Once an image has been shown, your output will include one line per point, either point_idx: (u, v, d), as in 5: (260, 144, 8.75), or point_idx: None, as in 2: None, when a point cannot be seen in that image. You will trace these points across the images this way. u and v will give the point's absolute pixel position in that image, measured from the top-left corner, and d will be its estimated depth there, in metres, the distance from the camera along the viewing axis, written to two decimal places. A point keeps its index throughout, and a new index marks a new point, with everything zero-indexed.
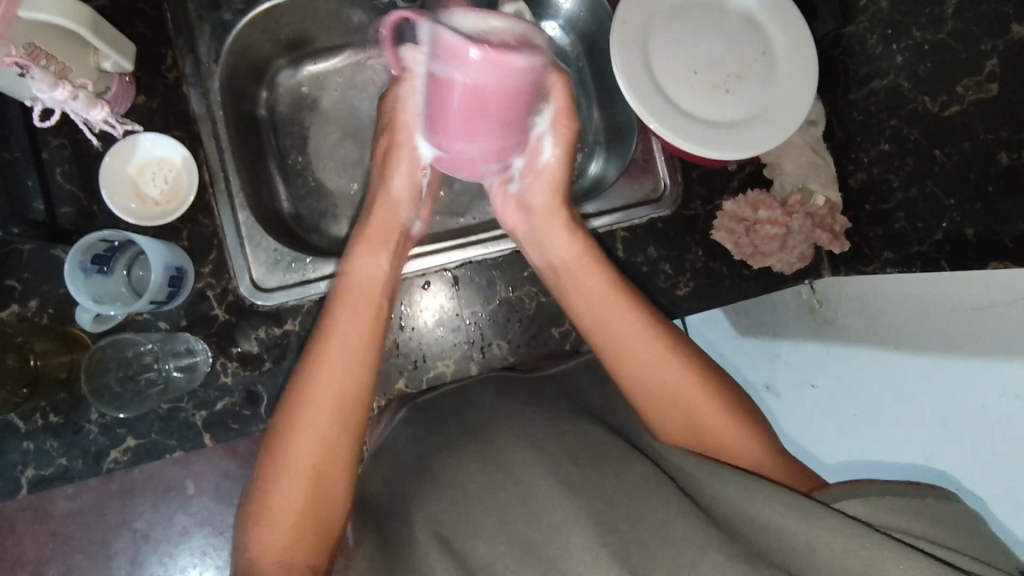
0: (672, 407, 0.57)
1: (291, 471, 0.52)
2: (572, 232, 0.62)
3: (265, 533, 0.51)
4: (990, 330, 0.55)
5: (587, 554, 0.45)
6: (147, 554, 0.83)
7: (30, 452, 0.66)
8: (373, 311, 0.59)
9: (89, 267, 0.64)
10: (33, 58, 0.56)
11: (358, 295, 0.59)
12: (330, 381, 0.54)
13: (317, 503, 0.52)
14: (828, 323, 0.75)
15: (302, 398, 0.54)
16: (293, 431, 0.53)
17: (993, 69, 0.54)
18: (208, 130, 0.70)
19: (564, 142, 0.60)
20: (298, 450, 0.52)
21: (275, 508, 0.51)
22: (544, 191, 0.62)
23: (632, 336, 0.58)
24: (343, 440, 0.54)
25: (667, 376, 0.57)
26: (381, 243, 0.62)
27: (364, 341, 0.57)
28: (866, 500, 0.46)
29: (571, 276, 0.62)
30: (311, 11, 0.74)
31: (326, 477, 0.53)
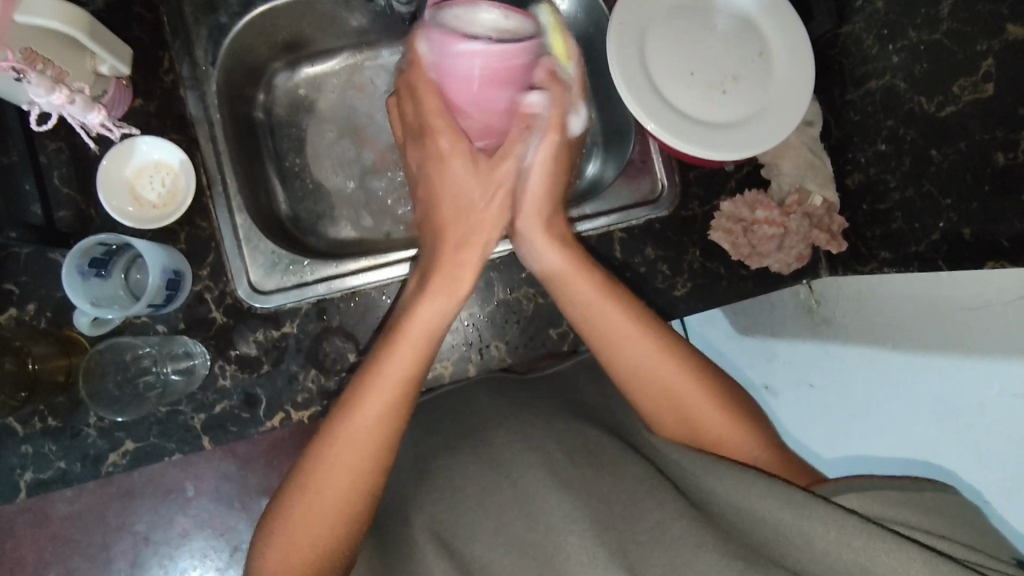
0: (667, 405, 0.56)
1: (313, 508, 0.50)
2: (559, 246, 0.60)
3: (276, 556, 0.50)
4: (986, 329, 0.55)
5: (584, 554, 0.45)
6: (148, 557, 0.83)
7: (29, 455, 0.66)
8: (426, 365, 0.55)
9: (87, 270, 0.64)
10: (29, 63, 0.55)
11: (413, 345, 0.55)
12: (372, 430, 0.52)
13: (334, 543, 0.51)
14: (823, 323, 0.75)
15: (342, 438, 0.52)
16: (327, 471, 0.51)
17: (989, 69, 0.54)
18: (205, 132, 0.70)
19: (548, 148, 0.58)
20: (325, 489, 0.51)
21: (292, 537, 0.50)
22: (529, 198, 0.60)
23: (626, 336, 0.57)
24: (373, 487, 0.52)
25: (663, 377, 0.56)
26: (445, 289, 0.58)
27: (410, 395, 0.54)
28: (862, 494, 0.47)
29: (564, 289, 0.60)
30: (308, 13, 0.74)
31: (347, 519, 0.51)
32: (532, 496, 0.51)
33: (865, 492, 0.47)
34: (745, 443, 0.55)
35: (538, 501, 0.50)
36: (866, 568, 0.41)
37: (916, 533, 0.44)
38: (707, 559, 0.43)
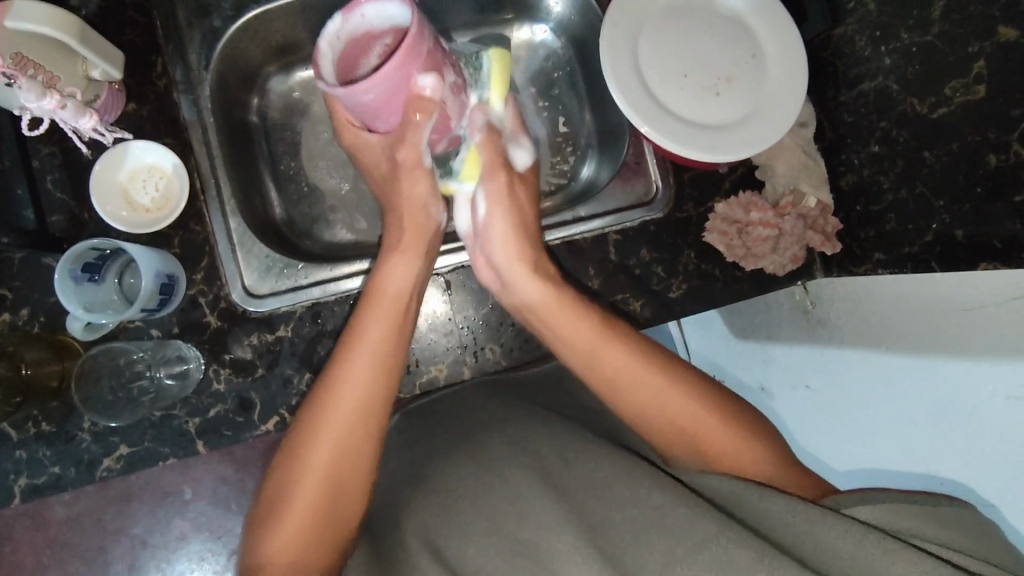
0: (662, 425, 0.56)
1: (308, 475, 0.52)
2: (538, 280, 0.61)
3: (279, 527, 0.51)
4: (981, 329, 0.55)
5: (577, 555, 0.46)
6: (145, 559, 0.83)
7: (23, 461, 0.66)
8: (399, 321, 0.58)
9: (80, 275, 0.64)
10: (19, 68, 0.57)
11: (384, 303, 0.58)
12: (352, 387, 0.54)
13: (334, 504, 0.52)
14: (818, 324, 0.74)
15: (325, 401, 0.54)
16: (314, 434, 0.53)
17: (981, 71, 0.54)
18: (199, 137, 0.69)
19: (501, 193, 0.64)
20: (317, 454, 0.52)
21: (291, 505, 0.51)
22: (501, 250, 0.63)
23: (614, 357, 0.57)
24: (364, 444, 0.54)
25: (640, 384, 0.56)
26: (410, 250, 0.62)
27: (387, 348, 0.57)
28: (871, 505, 0.47)
29: (544, 318, 0.61)
30: (302, 16, 0.73)
31: (342, 482, 0.53)
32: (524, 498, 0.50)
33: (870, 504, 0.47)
34: (742, 452, 0.54)
35: (531, 504, 0.50)
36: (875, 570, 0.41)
37: (927, 543, 0.44)
38: (714, 551, 0.43)
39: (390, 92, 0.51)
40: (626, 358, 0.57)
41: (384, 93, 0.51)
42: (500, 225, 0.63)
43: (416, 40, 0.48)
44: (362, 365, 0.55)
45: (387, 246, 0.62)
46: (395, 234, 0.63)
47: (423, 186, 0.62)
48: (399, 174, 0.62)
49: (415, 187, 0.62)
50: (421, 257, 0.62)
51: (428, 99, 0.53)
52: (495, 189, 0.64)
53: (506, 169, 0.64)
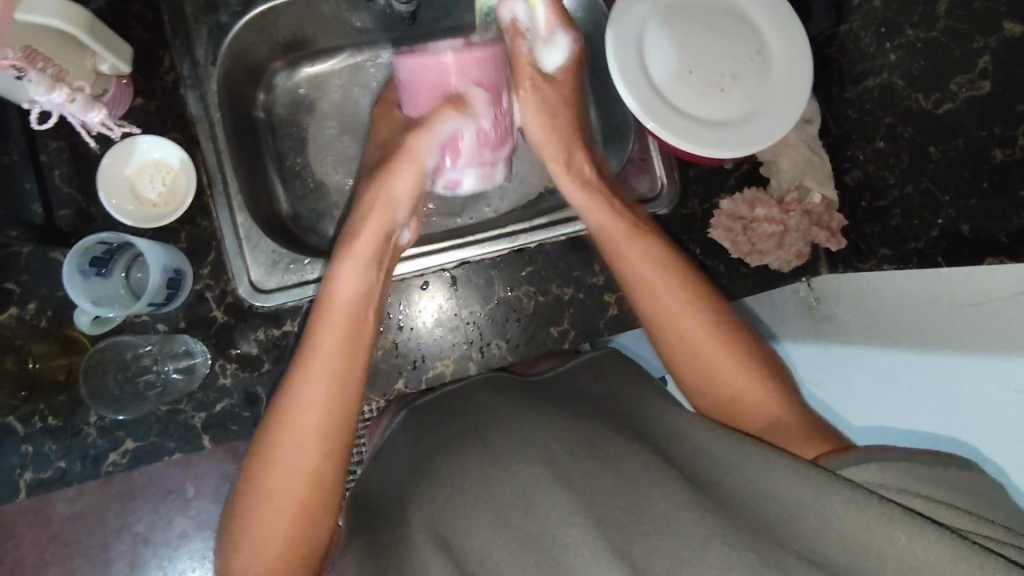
0: (693, 358, 0.59)
1: (272, 501, 0.52)
2: (606, 205, 0.66)
3: (248, 555, 0.51)
4: (988, 324, 0.55)
5: (586, 548, 0.45)
6: (147, 558, 0.83)
7: (29, 455, 0.66)
8: (354, 331, 0.58)
9: (88, 269, 0.64)
10: (30, 61, 0.55)
11: (336, 312, 0.58)
12: (310, 407, 0.54)
13: (304, 527, 0.52)
14: (824, 319, 0.75)
15: (282, 425, 0.53)
16: (274, 455, 0.53)
17: (986, 66, 0.55)
18: (206, 132, 0.70)
19: (536, 94, 0.70)
20: (277, 479, 0.52)
21: (257, 534, 0.51)
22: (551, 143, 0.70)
23: (662, 292, 0.60)
24: (327, 466, 0.53)
25: (688, 324, 0.59)
26: (363, 255, 0.62)
27: (345, 359, 0.56)
28: (882, 465, 0.46)
29: (609, 244, 0.64)
30: (308, 12, 0.74)
31: (308, 503, 0.53)
32: (531, 490, 0.50)
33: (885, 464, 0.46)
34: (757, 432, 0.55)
35: (537, 498, 0.50)
36: (883, 552, 0.41)
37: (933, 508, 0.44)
38: (716, 550, 0.42)
39: (436, 82, 0.65)
40: (665, 282, 0.60)
41: (423, 81, 0.66)
42: (541, 124, 0.70)
43: (476, 58, 0.64)
44: (317, 384, 0.54)
45: (338, 252, 0.63)
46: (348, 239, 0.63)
47: (411, 183, 0.67)
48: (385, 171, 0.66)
49: (408, 184, 0.66)
50: (376, 260, 0.63)
51: (465, 101, 0.64)
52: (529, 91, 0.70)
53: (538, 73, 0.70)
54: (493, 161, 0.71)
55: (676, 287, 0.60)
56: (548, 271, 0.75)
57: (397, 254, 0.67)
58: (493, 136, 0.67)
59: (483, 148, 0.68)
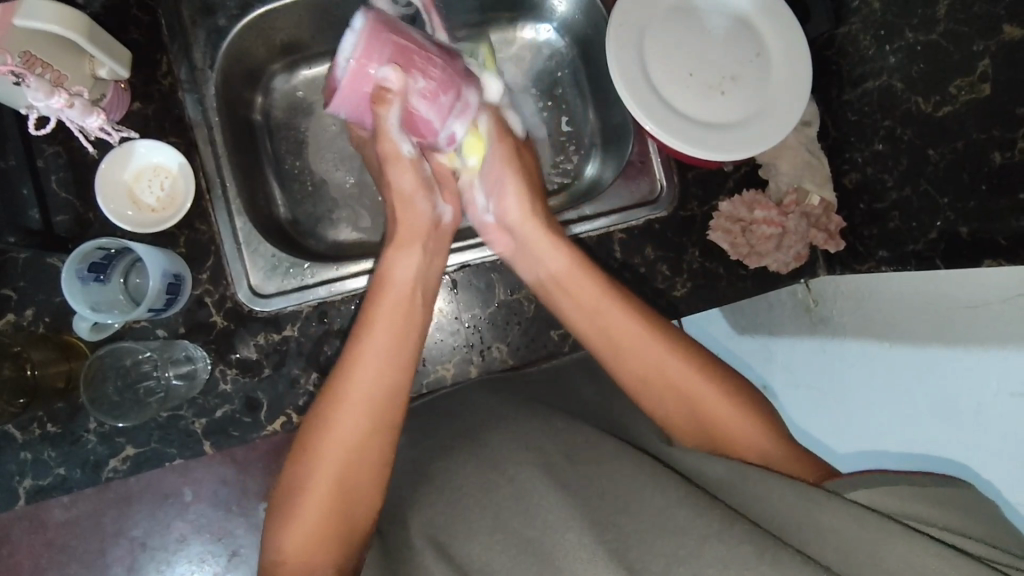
0: (672, 387, 0.59)
1: (321, 478, 0.52)
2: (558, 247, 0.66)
3: (292, 532, 0.51)
4: (984, 328, 0.56)
5: (584, 550, 0.45)
6: (145, 562, 0.81)
7: (28, 461, 0.66)
8: (404, 320, 0.60)
9: (86, 275, 0.63)
10: (28, 67, 0.56)
11: (390, 299, 0.60)
12: (365, 385, 0.55)
13: (344, 508, 0.52)
14: (819, 322, 0.75)
15: (336, 401, 0.55)
16: (324, 433, 0.54)
17: (985, 69, 0.55)
18: (204, 135, 0.69)
19: (502, 157, 0.69)
20: (329, 455, 0.53)
21: (303, 506, 0.52)
22: (515, 204, 0.68)
23: (633, 339, 0.60)
24: (371, 444, 0.54)
25: (656, 357, 0.59)
26: (409, 244, 0.64)
27: (395, 348, 0.58)
28: (872, 488, 0.46)
29: (563, 289, 0.65)
30: (306, 15, 0.73)
31: (355, 481, 0.53)
32: (531, 492, 0.51)
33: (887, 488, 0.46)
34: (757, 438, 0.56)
35: (537, 502, 0.50)
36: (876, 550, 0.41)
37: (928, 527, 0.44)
38: (718, 548, 0.42)
39: (364, 94, 0.58)
40: (617, 316, 0.61)
41: (359, 107, 0.60)
42: (507, 187, 0.69)
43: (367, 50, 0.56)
44: (373, 364, 0.56)
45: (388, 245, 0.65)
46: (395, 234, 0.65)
47: (421, 181, 0.66)
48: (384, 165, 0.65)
49: (402, 179, 0.65)
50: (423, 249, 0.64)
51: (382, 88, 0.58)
52: (495, 155, 0.69)
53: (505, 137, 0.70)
54: (461, 98, 0.63)
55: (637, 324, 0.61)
56: None
57: (443, 238, 0.67)
58: (426, 94, 0.60)
59: (432, 90, 0.60)
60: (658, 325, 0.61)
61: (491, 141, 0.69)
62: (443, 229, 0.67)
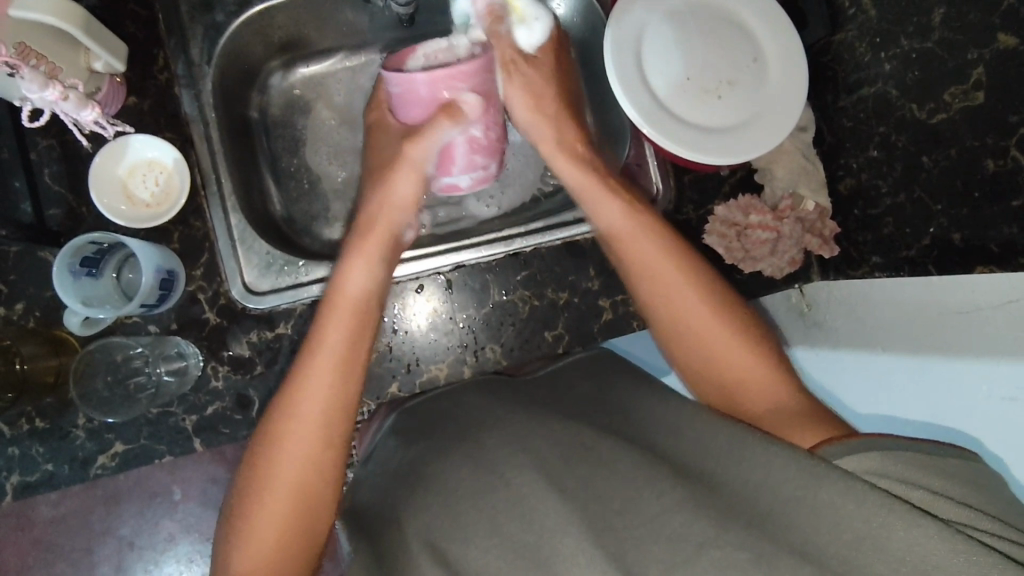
0: (704, 348, 0.58)
1: (273, 496, 0.52)
2: (659, 241, 0.62)
3: (246, 550, 0.51)
4: (976, 337, 0.56)
5: (580, 555, 0.45)
6: (132, 561, 0.81)
7: (15, 457, 0.65)
8: (359, 328, 0.59)
9: (78, 269, 0.63)
10: (22, 58, 0.55)
11: (344, 309, 0.59)
12: (318, 396, 0.54)
13: (300, 522, 0.52)
14: (816, 324, 0.76)
15: (287, 417, 0.54)
16: (276, 450, 0.53)
17: (979, 77, 0.56)
18: (199, 131, 0.69)
19: (520, 79, 0.68)
20: (282, 474, 0.52)
21: (256, 525, 0.51)
22: (561, 152, 0.68)
23: (662, 295, 0.60)
24: (325, 457, 0.54)
25: (691, 302, 0.59)
26: (370, 255, 0.63)
27: (349, 355, 0.57)
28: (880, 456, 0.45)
29: (624, 249, 0.63)
30: (305, 13, 0.73)
31: (309, 494, 0.53)
32: (526, 497, 0.50)
33: (892, 463, 0.45)
34: None
35: (529, 500, 0.50)
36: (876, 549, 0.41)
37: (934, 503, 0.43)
38: (711, 555, 0.42)
39: (433, 92, 0.61)
40: (671, 275, 0.60)
41: (421, 98, 0.62)
42: (520, 99, 0.69)
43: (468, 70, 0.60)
44: (323, 376, 0.55)
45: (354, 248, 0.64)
46: (360, 234, 0.65)
47: (412, 186, 0.66)
48: (390, 170, 0.66)
49: (407, 189, 0.66)
50: (383, 260, 0.64)
51: (458, 109, 0.61)
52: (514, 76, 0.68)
53: (523, 61, 0.69)
54: (487, 168, 0.68)
55: (681, 266, 0.60)
56: (543, 275, 0.75)
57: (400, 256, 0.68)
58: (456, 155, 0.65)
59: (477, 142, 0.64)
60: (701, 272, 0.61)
61: (503, 68, 0.68)
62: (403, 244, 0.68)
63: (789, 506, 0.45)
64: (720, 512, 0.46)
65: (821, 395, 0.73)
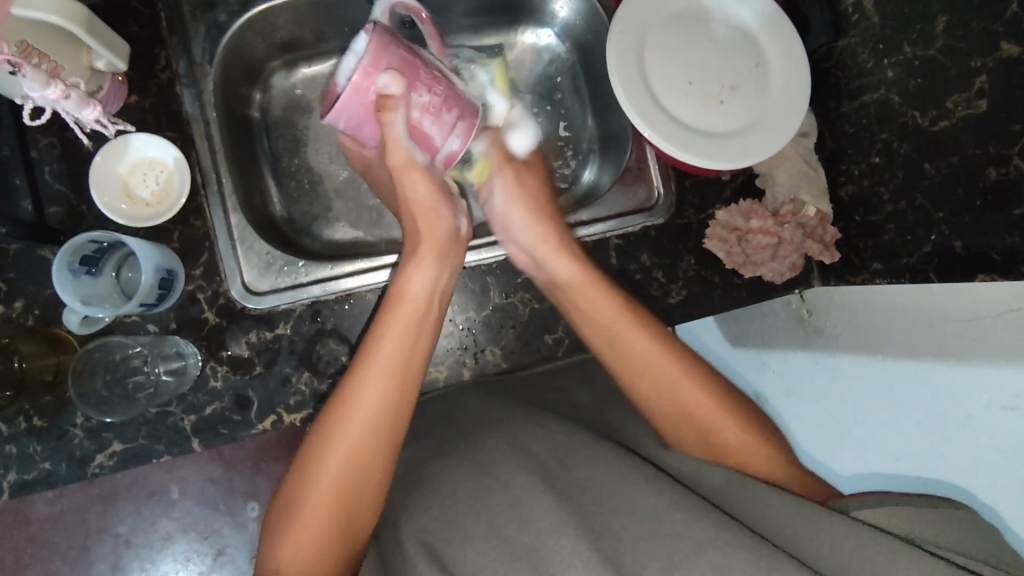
0: (666, 399, 0.58)
1: (320, 494, 0.51)
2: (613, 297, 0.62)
3: (290, 547, 0.50)
4: (975, 343, 0.54)
5: (577, 558, 0.45)
6: (128, 560, 0.81)
7: (13, 455, 0.65)
8: (416, 329, 0.59)
9: (78, 268, 0.63)
10: (24, 56, 0.54)
11: (402, 310, 0.59)
12: (371, 397, 0.54)
13: (344, 521, 0.52)
14: (816, 330, 0.73)
15: (342, 416, 0.53)
16: (327, 449, 0.52)
17: (982, 85, 0.55)
18: (201, 131, 0.69)
19: (507, 182, 0.67)
20: (330, 472, 0.52)
21: (302, 522, 0.51)
22: (529, 236, 0.66)
23: (626, 333, 0.60)
24: (376, 458, 0.53)
25: (649, 343, 0.59)
26: (428, 258, 0.62)
27: (403, 358, 0.56)
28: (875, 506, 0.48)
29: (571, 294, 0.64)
30: (307, 13, 0.73)
31: (358, 495, 0.53)
32: (525, 501, 0.50)
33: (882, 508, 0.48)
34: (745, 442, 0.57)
35: (527, 502, 0.50)
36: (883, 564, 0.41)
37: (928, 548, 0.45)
38: (711, 558, 0.42)
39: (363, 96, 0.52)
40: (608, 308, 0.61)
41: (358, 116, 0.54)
42: (513, 209, 0.67)
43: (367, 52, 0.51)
44: (380, 377, 0.55)
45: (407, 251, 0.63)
46: (412, 238, 0.64)
47: (431, 183, 0.61)
48: (398, 176, 0.61)
49: (418, 190, 0.62)
50: (442, 262, 0.63)
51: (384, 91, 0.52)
52: (500, 181, 0.68)
53: (508, 162, 0.68)
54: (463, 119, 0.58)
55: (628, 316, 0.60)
56: None
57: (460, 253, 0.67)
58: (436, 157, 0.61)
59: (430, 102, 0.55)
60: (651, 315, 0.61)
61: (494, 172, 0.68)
62: (461, 239, 0.66)
63: None
64: (721, 517, 0.46)
65: (809, 405, 0.71)
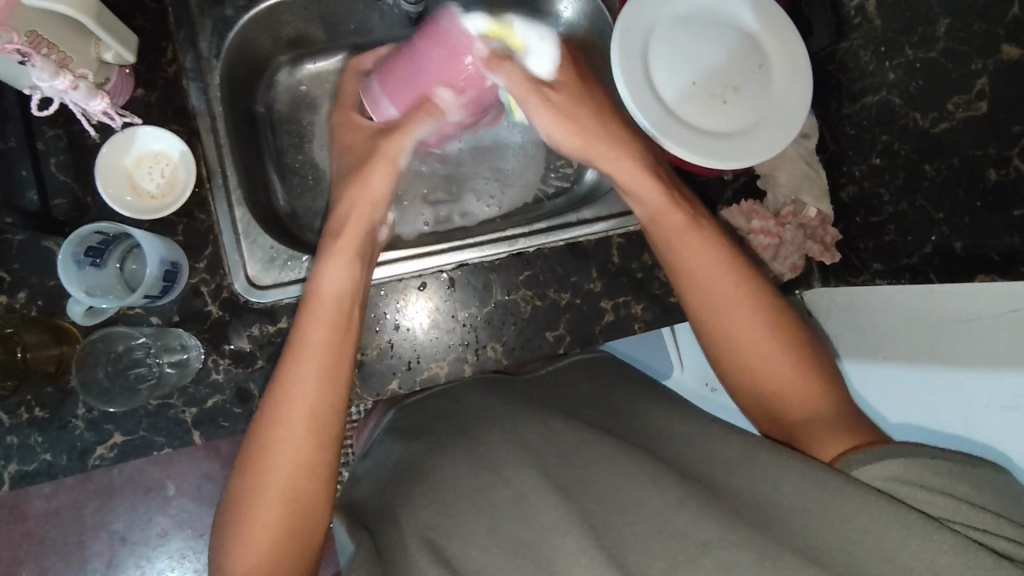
0: (738, 347, 0.57)
1: (267, 498, 0.52)
2: (721, 262, 0.59)
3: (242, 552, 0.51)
4: (975, 344, 0.56)
5: (583, 554, 0.45)
6: (124, 557, 0.82)
7: (14, 446, 0.65)
8: (341, 325, 0.58)
9: (83, 259, 0.63)
10: (34, 46, 0.55)
11: (323, 307, 0.58)
12: (300, 403, 0.54)
13: (296, 518, 0.52)
14: (816, 333, 0.76)
15: (276, 420, 0.53)
16: (266, 453, 0.53)
17: (982, 87, 0.56)
18: (206, 125, 0.69)
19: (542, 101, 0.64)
20: (274, 476, 0.52)
21: (253, 528, 0.51)
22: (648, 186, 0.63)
23: (713, 279, 0.59)
24: (317, 460, 0.54)
25: (727, 296, 0.58)
26: (347, 253, 0.61)
27: (331, 357, 0.56)
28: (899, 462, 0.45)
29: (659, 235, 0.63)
30: (314, 9, 0.74)
31: (303, 494, 0.53)
32: (529, 493, 0.50)
33: (903, 461, 0.45)
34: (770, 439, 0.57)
35: (528, 496, 0.50)
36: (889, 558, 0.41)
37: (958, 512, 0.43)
38: (713, 555, 0.43)
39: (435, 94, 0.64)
40: (696, 253, 0.60)
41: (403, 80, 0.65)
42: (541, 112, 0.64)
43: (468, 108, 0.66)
44: (307, 379, 0.55)
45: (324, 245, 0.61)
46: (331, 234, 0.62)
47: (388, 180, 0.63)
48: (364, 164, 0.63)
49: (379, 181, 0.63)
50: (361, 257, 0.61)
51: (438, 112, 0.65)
52: (534, 97, 0.63)
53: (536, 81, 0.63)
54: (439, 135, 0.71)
55: (723, 267, 0.59)
56: (545, 276, 0.75)
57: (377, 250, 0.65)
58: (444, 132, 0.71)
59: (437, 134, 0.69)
60: (753, 278, 0.59)
61: (519, 86, 0.63)
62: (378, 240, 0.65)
63: (791, 496, 0.46)
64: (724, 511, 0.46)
65: None
